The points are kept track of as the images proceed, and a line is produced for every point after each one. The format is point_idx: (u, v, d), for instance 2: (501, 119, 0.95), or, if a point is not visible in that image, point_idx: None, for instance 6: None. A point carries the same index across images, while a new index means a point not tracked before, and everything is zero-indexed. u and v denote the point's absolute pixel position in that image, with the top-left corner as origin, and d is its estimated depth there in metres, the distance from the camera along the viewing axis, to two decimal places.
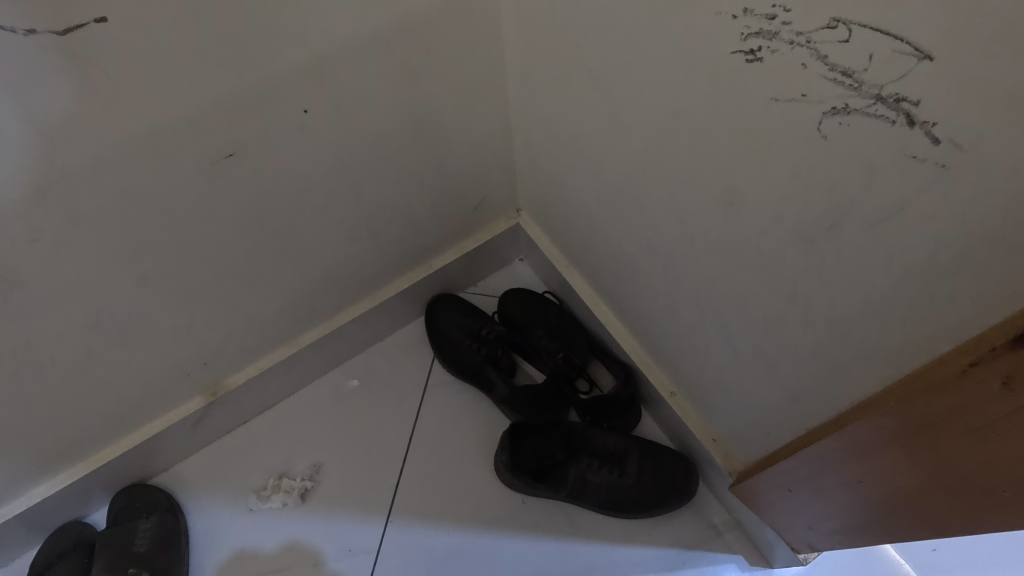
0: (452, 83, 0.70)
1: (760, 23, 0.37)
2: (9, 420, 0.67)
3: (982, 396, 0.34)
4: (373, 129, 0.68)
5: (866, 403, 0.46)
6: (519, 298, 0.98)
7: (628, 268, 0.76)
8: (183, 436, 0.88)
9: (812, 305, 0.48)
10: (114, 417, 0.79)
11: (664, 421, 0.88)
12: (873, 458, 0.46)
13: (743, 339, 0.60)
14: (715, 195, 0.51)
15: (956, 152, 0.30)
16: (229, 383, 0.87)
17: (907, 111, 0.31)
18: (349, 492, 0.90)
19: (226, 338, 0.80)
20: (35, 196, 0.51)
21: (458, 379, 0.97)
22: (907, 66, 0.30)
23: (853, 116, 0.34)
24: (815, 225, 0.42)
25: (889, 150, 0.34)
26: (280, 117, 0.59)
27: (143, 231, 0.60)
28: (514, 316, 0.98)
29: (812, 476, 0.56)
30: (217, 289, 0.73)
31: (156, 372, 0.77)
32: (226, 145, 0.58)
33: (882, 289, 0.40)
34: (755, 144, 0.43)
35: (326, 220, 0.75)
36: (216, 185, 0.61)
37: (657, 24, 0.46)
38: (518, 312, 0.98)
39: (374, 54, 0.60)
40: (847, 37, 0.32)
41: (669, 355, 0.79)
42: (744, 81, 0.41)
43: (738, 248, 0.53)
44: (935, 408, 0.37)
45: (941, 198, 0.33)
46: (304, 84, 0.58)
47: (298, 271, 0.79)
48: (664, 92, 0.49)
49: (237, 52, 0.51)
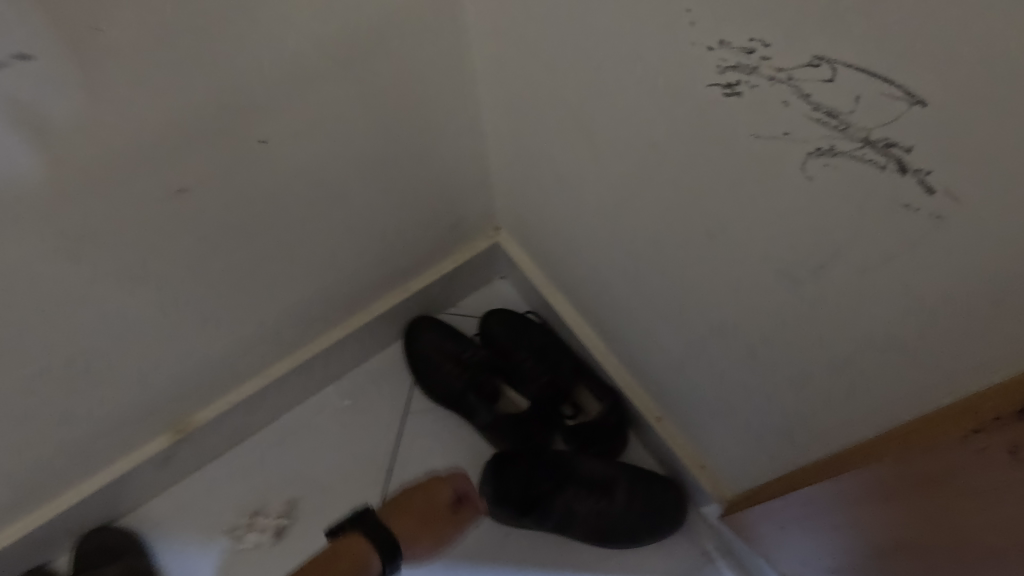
0: (422, 105, 0.67)
1: (737, 56, 0.34)
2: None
3: (985, 463, 0.30)
4: (339, 156, 0.65)
5: (861, 450, 0.43)
6: (501, 316, 0.94)
7: (611, 292, 0.73)
8: (151, 476, 0.84)
9: (801, 344, 0.45)
10: (73, 462, 0.74)
11: (652, 445, 0.85)
12: (870, 508, 0.43)
13: (730, 370, 0.58)
14: (696, 227, 0.49)
15: (953, 203, 0.28)
16: (197, 420, 0.83)
17: (897, 157, 0.28)
18: (327, 528, 0.86)
19: (192, 374, 0.77)
20: None
21: (439, 406, 0.94)
22: (898, 110, 0.27)
23: (839, 159, 0.32)
24: (801, 265, 0.40)
25: (880, 197, 0.31)
26: (237, 149, 0.56)
27: (91, 272, 0.56)
28: (497, 336, 0.94)
29: (805, 516, 0.53)
30: (178, 326, 0.69)
31: (117, 413, 0.73)
32: (177, 181, 0.54)
33: (875, 334, 0.38)
34: (736, 178, 0.40)
35: (293, 249, 0.71)
36: (170, 222, 0.57)
37: (629, 51, 0.43)
38: (502, 332, 0.94)
39: (334, 82, 0.57)
40: (832, 76, 0.29)
41: (654, 381, 0.76)
42: (724, 115, 0.38)
43: (721, 281, 0.50)
44: (935, 468, 0.34)
45: (937, 250, 0.30)
46: (260, 113, 0.54)
47: (266, 303, 0.75)
48: (640, 121, 0.47)
49: (183, 85, 0.48)
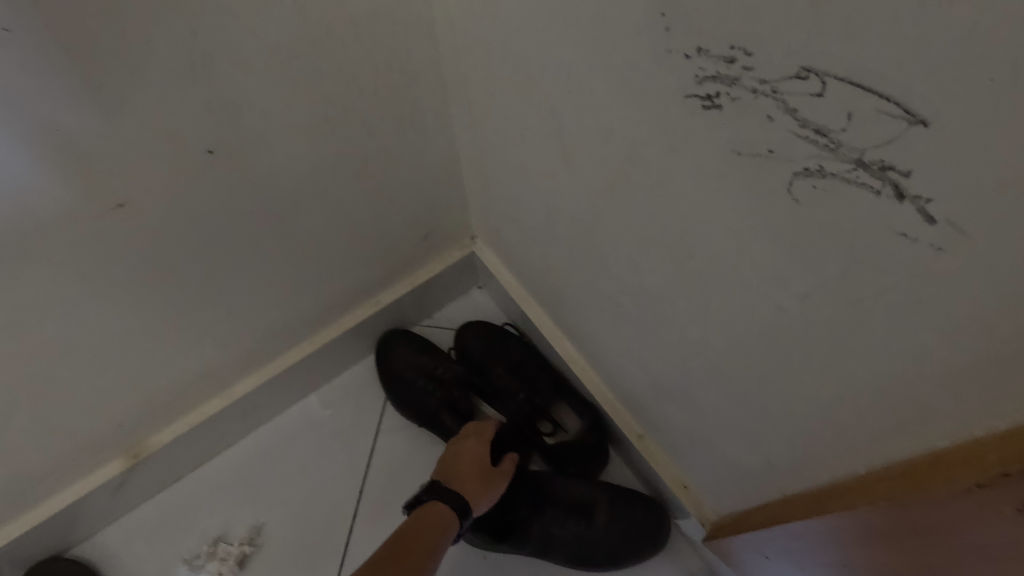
0: (389, 112, 0.63)
1: (717, 65, 0.31)
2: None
3: (992, 522, 0.27)
4: (299, 167, 0.61)
5: (852, 487, 0.40)
6: (477, 331, 0.92)
7: (589, 307, 0.70)
8: (103, 503, 0.79)
9: (788, 372, 0.42)
10: (15, 493, 0.69)
11: (633, 463, 0.82)
12: (861, 550, 0.40)
13: (712, 393, 0.55)
14: (675, 245, 0.45)
15: (955, 235, 0.25)
16: (153, 443, 0.78)
17: (895, 182, 0.25)
18: (294, 555, 0.82)
19: (145, 396, 0.72)
20: None
21: (412, 423, 0.90)
22: (895, 130, 0.24)
23: (829, 180, 0.28)
24: (786, 291, 0.37)
25: (874, 224, 0.28)
26: (181, 160, 0.51)
27: (20, 295, 0.51)
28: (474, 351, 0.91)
29: (792, 550, 0.50)
30: (126, 347, 0.64)
31: (62, 441, 0.68)
32: (114, 195, 0.50)
33: (867, 367, 0.35)
34: (717, 197, 0.37)
35: (252, 264, 0.67)
36: (108, 238, 0.52)
37: (602, 57, 0.39)
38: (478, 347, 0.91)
39: (290, 88, 0.52)
40: (821, 90, 0.26)
41: (636, 399, 0.73)
42: (703, 129, 0.35)
43: (703, 302, 0.47)
44: (934, 518, 0.31)
45: (937, 283, 0.27)
46: (205, 123, 0.50)
47: (225, 320, 0.71)
48: (615, 131, 0.43)
49: (113, 92, 0.43)
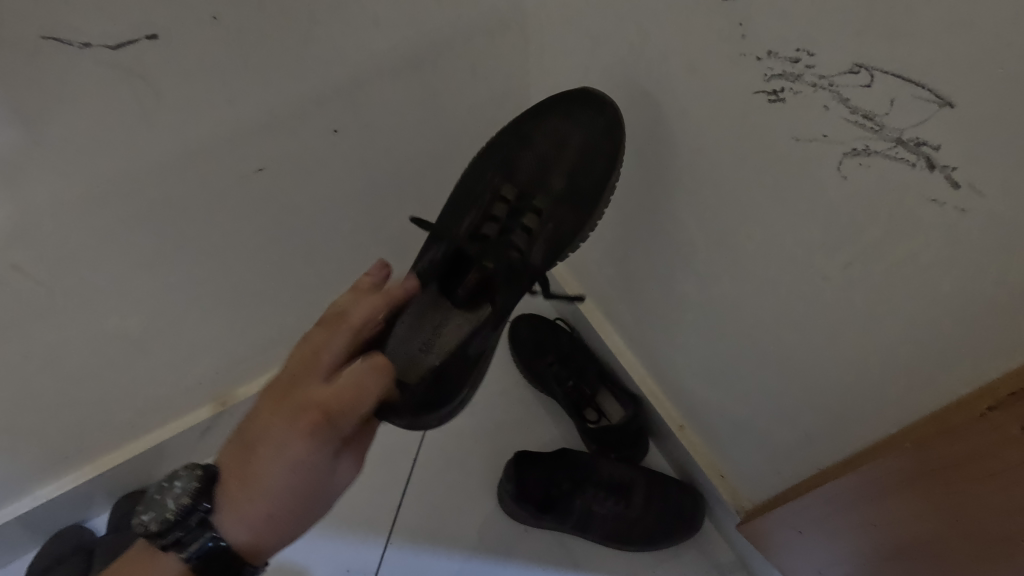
0: (478, 109, 0.71)
1: (783, 66, 0.38)
2: (12, 426, 0.65)
3: (1002, 441, 0.33)
4: (399, 154, 0.69)
5: (883, 443, 0.45)
6: (609, 124, 0.59)
7: (641, 301, 0.76)
8: (188, 446, 0.85)
9: (829, 342, 0.47)
10: (124, 425, 0.77)
11: (671, 454, 0.87)
12: (890, 502, 0.45)
13: (755, 375, 0.60)
14: (732, 230, 0.51)
15: (976, 197, 0.32)
16: (240, 394, 0.85)
17: (927, 155, 0.33)
18: (351, 511, 0.88)
19: (242, 350, 0.79)
20: (82, 200, 0.51)
21: (526, 367, 0.94)
22: (928, 112, 0.32)
23: (872, 158, 0.36)
24: (833, 263, 0.43)
25: (909, 193, 0.35)
26: (313, 137, 0.60)
27: (168, 240, 0.59)
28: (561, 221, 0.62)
29: (825, 519, 0.54)
30: (237, 302, 0.72)
31: (169, 382, 0.76)
32: (258, 159, 0.58)
33: (900, 327, 0.41)
34: (774, 181, 0.44)
35: (348, 237, 0.75)
36: (246, 198, 0.61)
37: (683, 60, 0.47)
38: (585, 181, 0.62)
39: (405, 80, 0.62)
40: (870, 82, 0.34)
41: (678, 389, 0.78)
42: (767, 121, 0.42)
43: (754, 281, 0.52)
44: (954, 451, 0.37)
45: (962, 240, 0.34)
46: (336, 104, 0.59)
47: (316, 287, 0.78)
48: (685, 126, 0.50)
49: (281, 71, 0.53)
